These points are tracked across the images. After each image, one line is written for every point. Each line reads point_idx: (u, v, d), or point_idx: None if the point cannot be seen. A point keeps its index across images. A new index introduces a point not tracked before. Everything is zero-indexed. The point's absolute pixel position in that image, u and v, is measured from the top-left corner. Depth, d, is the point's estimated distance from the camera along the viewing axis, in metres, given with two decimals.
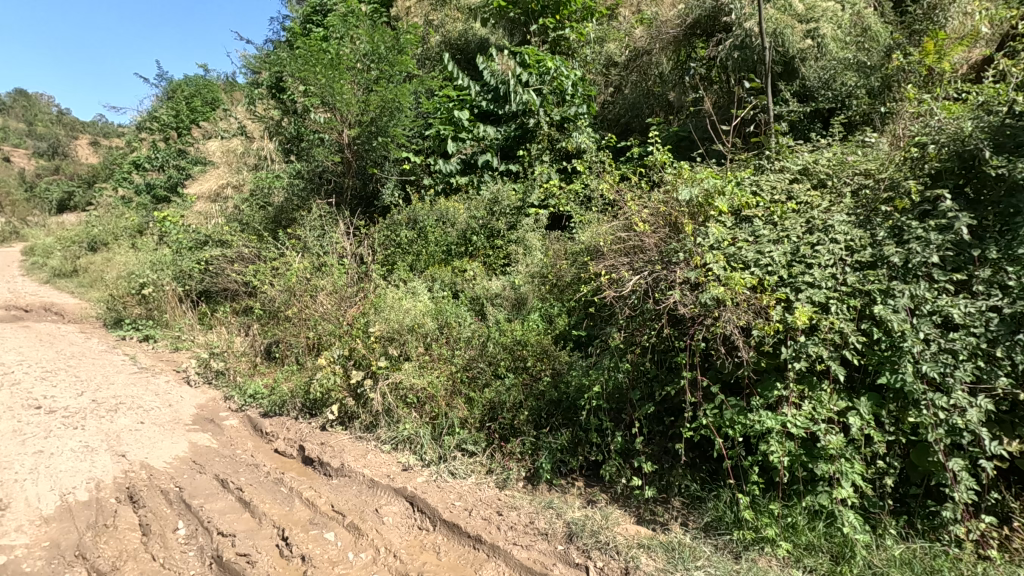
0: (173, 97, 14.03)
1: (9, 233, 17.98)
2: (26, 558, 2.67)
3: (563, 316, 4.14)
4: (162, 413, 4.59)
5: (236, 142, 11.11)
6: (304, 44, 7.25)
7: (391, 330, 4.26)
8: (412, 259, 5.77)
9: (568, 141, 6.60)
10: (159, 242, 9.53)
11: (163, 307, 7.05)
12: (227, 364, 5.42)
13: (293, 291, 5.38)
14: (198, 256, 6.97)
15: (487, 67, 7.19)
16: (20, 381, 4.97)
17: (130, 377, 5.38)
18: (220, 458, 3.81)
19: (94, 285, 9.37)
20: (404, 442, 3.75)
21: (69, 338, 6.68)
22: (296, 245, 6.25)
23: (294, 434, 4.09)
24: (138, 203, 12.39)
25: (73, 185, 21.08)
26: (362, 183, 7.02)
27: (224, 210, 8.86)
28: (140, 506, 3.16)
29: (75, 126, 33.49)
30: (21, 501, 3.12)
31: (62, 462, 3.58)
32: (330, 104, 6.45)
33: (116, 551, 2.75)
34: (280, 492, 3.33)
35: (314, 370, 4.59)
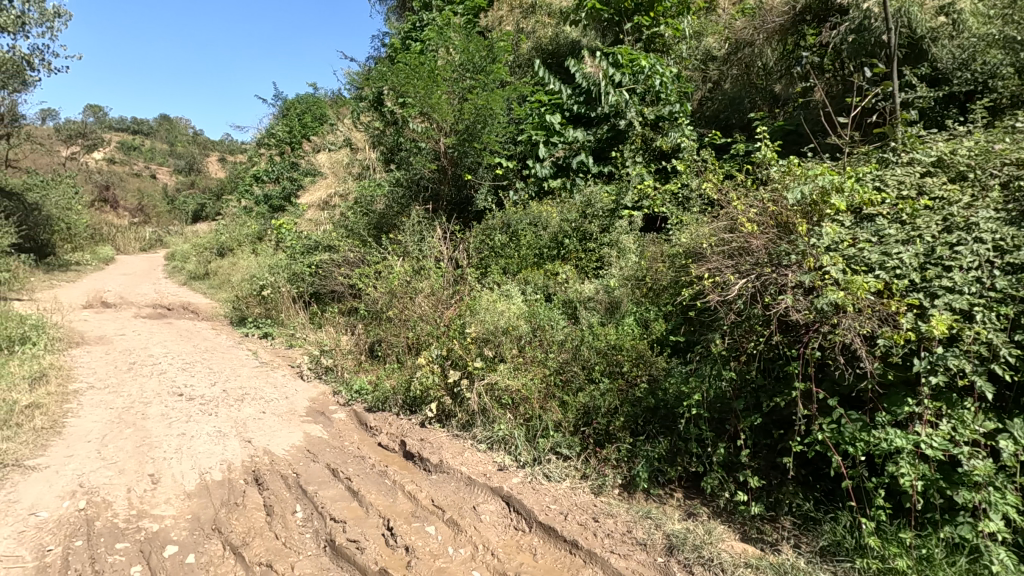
0: (288, 115, 15.37)
1: (155, 240, 20.55)
2: (173, 528, 3.02)
3: (660, 321, 4.02)
4: (281, 404, 5.01)
5: (341, 153, 11.92)
6: (403, 58, 7.61)
7: (486, 332, 4.36)
8: (505, 261, 5.84)
9: (663, 141, 6.39)
10: (276, 248, 10.45)
11: (281, 307, 7.74)
12: (336, 361, 5.83)
13: (394, 293, 5.66)
14: (309, 260, 7.54)
15: (579, 69, 7.19)
16: (165, 370, 5.66)
17: (253, 370, 5.94)
18: (330, 449, 4.09)
19: (222, 286, 10.48)
20: (499, 442, 3.82)
21: (203, 334, 7.51)
22: (396, 249, 6.59)
23: (396, 429, 4.31)
24: (259, 212, 13.66)
25: (206, 198, 23.73)
26: (457, 189, 7.25)
27: (332, 216, 9.54)
28: (264, 488, 3.47)
29: (206, 144, 37.54)
30: (169, 476, 3.55)
31: (200, 444, 4.02)
32: (428, 114, 6.68)
33: (245, 528, 3.04)
34: (384, 484, 3.51)
35: (414, 368, 4.81)
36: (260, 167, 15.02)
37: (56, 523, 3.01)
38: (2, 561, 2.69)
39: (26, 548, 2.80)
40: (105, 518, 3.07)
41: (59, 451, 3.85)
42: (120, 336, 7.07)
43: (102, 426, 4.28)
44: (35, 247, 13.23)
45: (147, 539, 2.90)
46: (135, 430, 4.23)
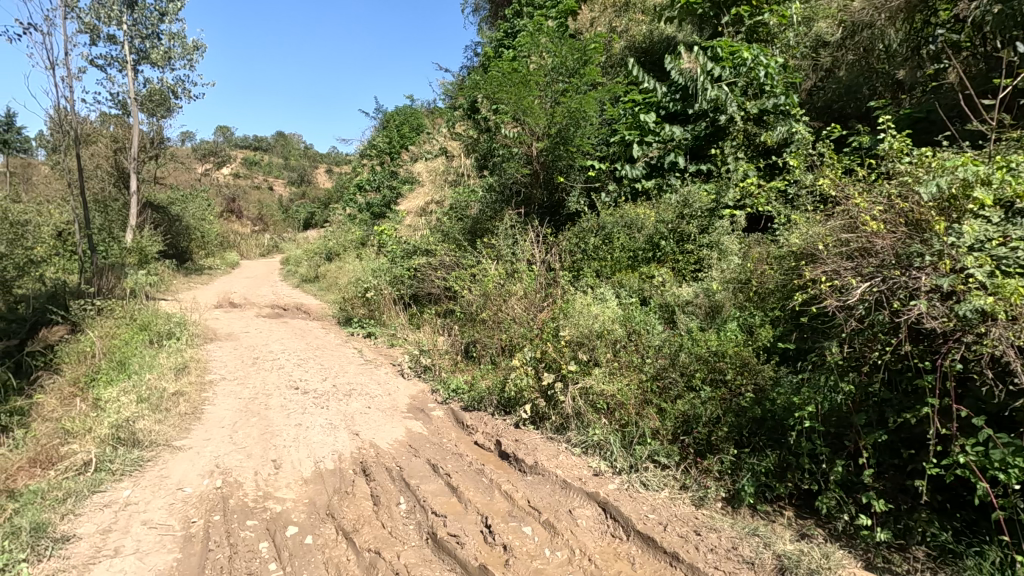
0: (389, 127, 16.31)
1: (272, 246, 22.60)
2: (293, 510, 3.29)
3: (767, 327, 3.79)
4: (384, 400, 5.30)
5: (437, 161, 12.42)
6: (496, 66, 7.76)
7: (579, 336, 4.33)
8: (598, 264, 5.78)
9: (767, 135, 6.04)
10: (378, 252, 11.10)
11: (382, 309, 8.20)
12: (434, 361, 6.09)
13: (489, 295, 5.80)
14: (408, 264, 7.91)
15: (675, 66, 6.86)
16: (284, 365, 6.20)
17: (359, 367, 6.34)
18: (430, 445, 4.26)
19: (330, 288, 11.30)
20: (594, 447, 3.79)
21: (315, 332, 8.13)
22: (490, 253, 6.75)
23: (491, 429, 4.40)
24: (361, 219, 14.53)
25: (315, 207, 25.74)
26: (549, 192, 7.28)
27: (428, 222, 9.97)
28: (371, 479, 3.69)
29: (316, 157, 40.67)
30: (289, 463, 3.87)
31: (314, 434, 4.35)
32: (521, 119, 6.73)
33: (355, 515, 3.24)
34: (482, 482, 3.60)
35: (508, 370, 4.90)
36: (363, 177, 16.04)
37: (198, 498, 3.40)
38: (158, 528, 3.08)
39: (176, 518, 3.18)
40: (237, 496, 3.42)
41: (199, 434, 4.34)
42: (245, 333, 7.83)
43: (233, 414, 4.77)
44: (177, 253, 15.02)
45: (272, 518, 3.19)
46: (259, 418, 4.67)
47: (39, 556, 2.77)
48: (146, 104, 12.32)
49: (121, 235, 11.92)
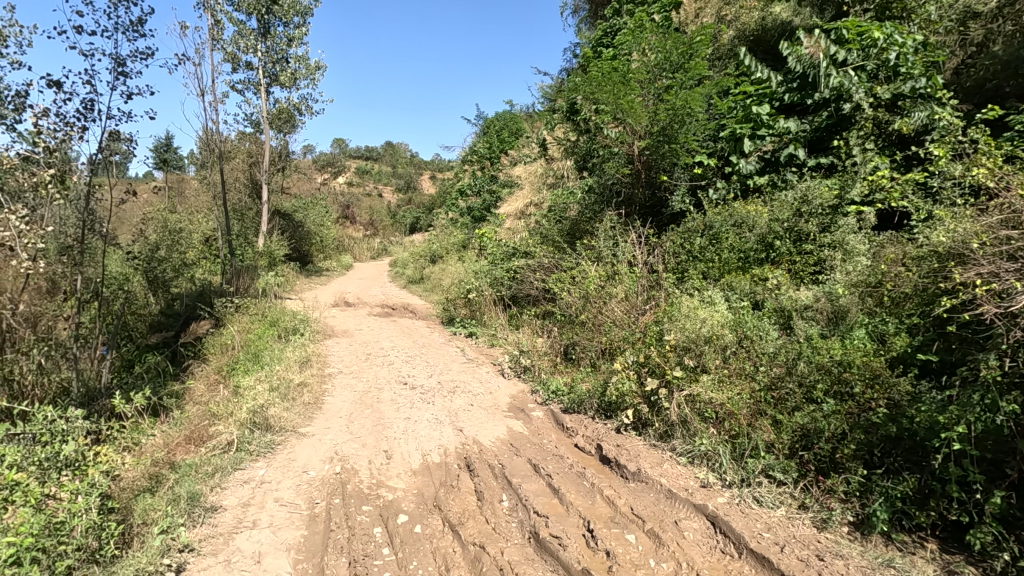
0: (490, 133, 16.78)
1: (382, 249, 24.08)
2: (404, 499, 3.48)
3: (902, 336, 3.39)
4: (486, 398, 5.43)
5: (536, 163, 12.55)
6: (596, 66, 7.68)
7: (685, 340, 4.17)
8: (704, 266, 5.50)
9: (903, 122, 5.40)
10: (479, 255, 11.44)
11: (483, 309, 8.43)
12: (533, 362, 6.16)
13: (589, 297, 5.77)
14: (508, 266, 8.04)
15: (793, 52, 6.38)
16: (393, 362, 6.58)
17: (462, 365, 6.57)
18: (531, 445, 4.31)
19: (434, 288, 11.83)
20: (701, 457, 3.62)
21: (421, 331, 8.55)
22: (590, 254, 6.69)
23: (592, 432, 4.36)
24: (463, 222, 14.98)
25: (420, 212, 27.06)
26: (651, 192, 7.06)
27: (528, 224, 10.10)
28: (475, 474, 3.80)
29: (421, 164, 42.71)
30: (399, 454, 4.10)
31: (422, 428, 4.57)
32: (622, 118, 6.59)
33: (460, 508, 3.36)
34: (583, 486, 3.58)
35: (609, 373, 4.82)
36: (465, 182, 16.62)
37: (321, 481, 3.70)
38: (287, 506, 3.39)
39: (302, 498, 3.49)
40: (354, 482, 3.67)
41: (321, 423, 4.73)
42: (359, 330, 8.42)
43: (349, 405, 5.14)
44: (300, 256, 16.48)
45: (384, 506, 3.39)
46: (372, 410, 4.99)
47: (193, 522, 3.15)
48: (276, 122, 13.64)
49: (254, 241, 13.30)
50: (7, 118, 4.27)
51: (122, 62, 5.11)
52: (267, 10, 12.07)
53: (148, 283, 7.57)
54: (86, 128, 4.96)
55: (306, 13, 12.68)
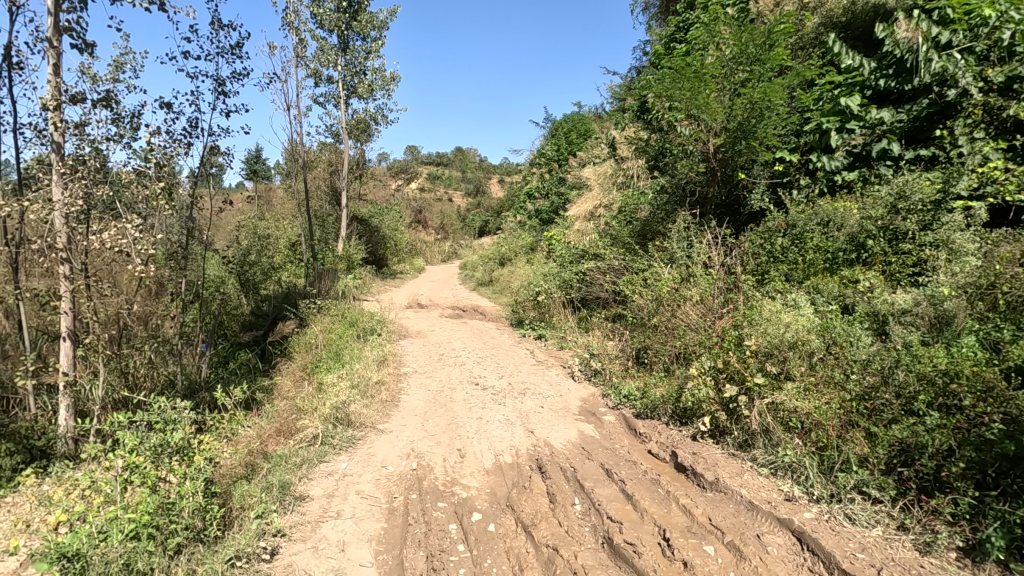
0: (558, 136, 16.79)
1: (452, 253, 24.68)
2: (477, 497, 3.54)
3: (1020, 345, 3.05)
4: (556, 401, 5.43)
5: (605, 164, 12.40)
6: (669, 62, 7.46)
7: (766, 346, 3.98)
8: (787, 268, 5.23)
9: (1019, 106, 4.83)
10: (547, 257, 11.47)
11: (552, 311, 8.44)
12: (604, 365, 6.08)
13: (662, 301, 5.65)
14: (577, 268, 8.00)
15: (888, 36, 5.93)
16: (465, 362, 6.72)
17: (532, 367, 6.61)
18: (603, 449, 4.26)
19: (503, 291, 11.97)
20: (785, 469, 3.44)
21: (490, 333, 8.68)
22: (663, 256, 6.53)
23: (666, 439, 4.24)
24: (531, 225, 15.05)
25: (489, 215, 27.50)
26: (727, 191, 6.77)
27: (597, 226, 10.00)
28: (547, 476, 3.81)
29: (489, 168, 43.36)
30: (472, 453, 4.18)
31: (493, 428, 4.64)
32: (696, 115, 6.35)
33: (533, 510, 3.37)
34: (658, 493, 3.49)
35: (684, 379, 4.68)
36: (533, 185, 16.70)
37: (398, 476, 3.84)
38: (368, 499, 3.55)
39: (382, 492, 3.64)
40: (430, 479, 3.79)
41: (397, 420, 4.92)
42: (432, 331, 8.67)
43: (423, 404, 5.31)
44: (376, 259, 17.21)
45: (459, 503, 3.47)
46: (445, 409, 5.13)
47: (284, 509, 3.37)
48: (354, 132, 14.31)
49: (334, 245, 14.03)
50: (125, 137, 4.76)
51: (223, 82, 5.57)
52: (347, 26, 12.71)
53: (241, 285, 8.16)
54: (191, 144, 5.46)
55: (382, 26, 13.22)
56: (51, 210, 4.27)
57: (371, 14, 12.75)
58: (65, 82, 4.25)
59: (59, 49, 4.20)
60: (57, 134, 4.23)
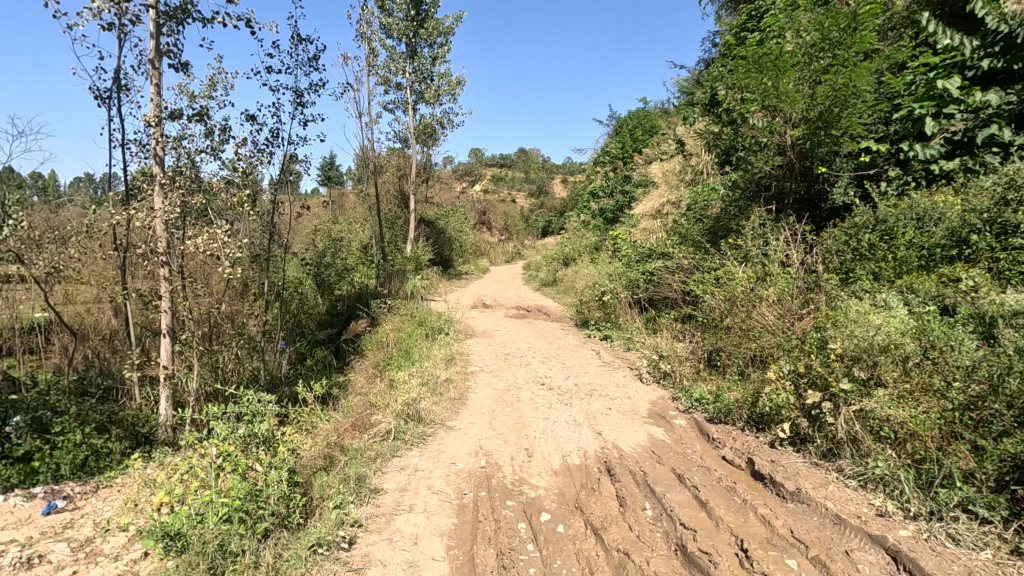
0: (623, 133, 16.48)
1: (516, 253, 24.86)
2: (545, 498, 3.54)
3: None
4: (624, 403, 5.34)
5: (672, 160, 12.05)
6: (742, 51, 7.13)
7: (854, 349, 3.71)
8: (875, 266, 4.88)
9: None
10: (612, 257, 11.31)
11: (619, 312, 8.31)
12: (674, 367, 5.92)
13: (736, 301, 5.43)
14: (645, 267, 7.83)
15: (993, 11, 5.39)
16: (531, 362, 6.75)
17: (598, 368, 6.53)
18: (674, 454, 4.14)
19: (568, 291, 11.90)
20: (876, 482, 3.21)
21: (556, 333, 8.67)
22: (736, 254, 6.28)
23: (742, 445, 4.07)
24: (595, 224, 14.86)
25: (553, 215, 27.48)
26: (806, 185, 6.39)
27: (665, 224, 9.74)
28: (616, 479, 3.75)
29: (552, 168, 43.28)
30: (540, 453, 4.19)
31: (561, 429, 4.63)
32: (772, 107, 5.98)
33: (603, 513, 3.33)
34: (734, 501, 3.35)
35: (760, 384, 4.48)
36: (597, 184, 16.49)
37: (468, 473, 3.91)
38: (439, 494, 3.63)
39: (452, 488, 3.72)
40: (498, 477, 3.83)
41: (465, 417, 5.00)
42: (497, 331, 8.77)
43: (491, 402, 5.37)
44: (442, 260, 17.61)
45: (527, 502, 3.48)
46: (512, 409, 5.17)
47: (361, 500, 3.51)
48: (421, 137, 14.70)
49: (403, 247, 14.49)
50: (216, 149, 5.13)
51: (301, 93, 5.87)
52: (414, 34, 13.08)
53: (318, 286, 8.60)
54: (272, 153, 5.80)
55: (448, 32, 13.50)
56: (153, 218, 4.65)
57: (437, 21, 13.03)
58: (165, 100, 4.63)
59: (160, 70, 4.58)
60: (158, 148, 4.61)
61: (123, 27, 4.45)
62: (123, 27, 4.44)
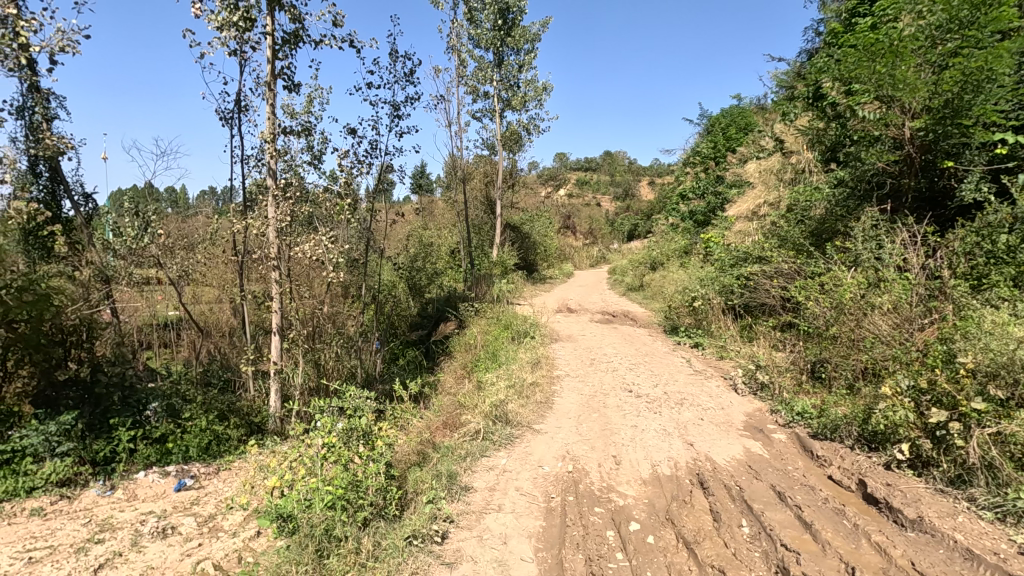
0: (716, 132, 15.81)
1: (601, 257, 24.56)
2: (635, 507, 3.47)
3: None
4: (718, 414, 5.11)
5: (770, 159, 11.39)
6: (851, 38, 6.60)
7: (989, 365, 3.33)
8: (1015, 270, 4.32)
9: None
10: (703, 261, 10.88)
11: (711, 318, 7.96)
12: (772, 378, 5.57)
13: (844, 309, 5.03)
14: (739, 272, 7.46)
15: None
16: (618, 368, 6.64)
17: (689, 377, 6.29)
18: (773, 470, 3.91)
19: (655, 296, 11.59)
20: (1017, 516, 2.84)
21: (643, 339, 8.46)
22: (844, 258, 5.81)
23: (851, 465, 3.75)
24: (684, 227, 14.33)
25: (639, 219, 26.94)
26: (928, 181, 5.77)
27: (761, 226, 9.22)
28: (709, 493, 3.60)
29: (639, 170, 42.35)
30: (628, 461, 4.11)
31: (649, 438, 4.51)
32: (887, 97, 5.53)
33: (696, 526, 3.21)
34: (842, 525, 3.11)
35: (874, 399, 4.11)
36: (686, 185, 15.93)
37: (555, 477, 3.92)
38: (527, 496, 3.67)
39: (540, 490, 3.75)
40: (586, 483, 3.81)
41: (552, 421, 5.01)
42: (583, 335, 8.72)
43: (577, 407, 5.35)
44: (527, 264, 17.79)
45: (616, 510, 3.44)
46: (599, 415, 5.11)
47: (452, 497, 3.63)
48: (507, 143, 14.95)
49: (489, 252, 14.81)
50: (318, 161, 5.53)
51: (397, 106, 6.19)
52: (502, 42, 13.34)
53: (410, 289, 9.00)
54: (370, 164, 6.14)
55: (534, 38, 13.64)
56: (267, 225, 5.07)
57: (524, 28, 13.21)
58: (278, 118, 5.07)
59: (275, 91, 5.02)
60: (272, 161, 5.02)
61: (244, 54, 4.92)
62: (245, 53, 4.91)
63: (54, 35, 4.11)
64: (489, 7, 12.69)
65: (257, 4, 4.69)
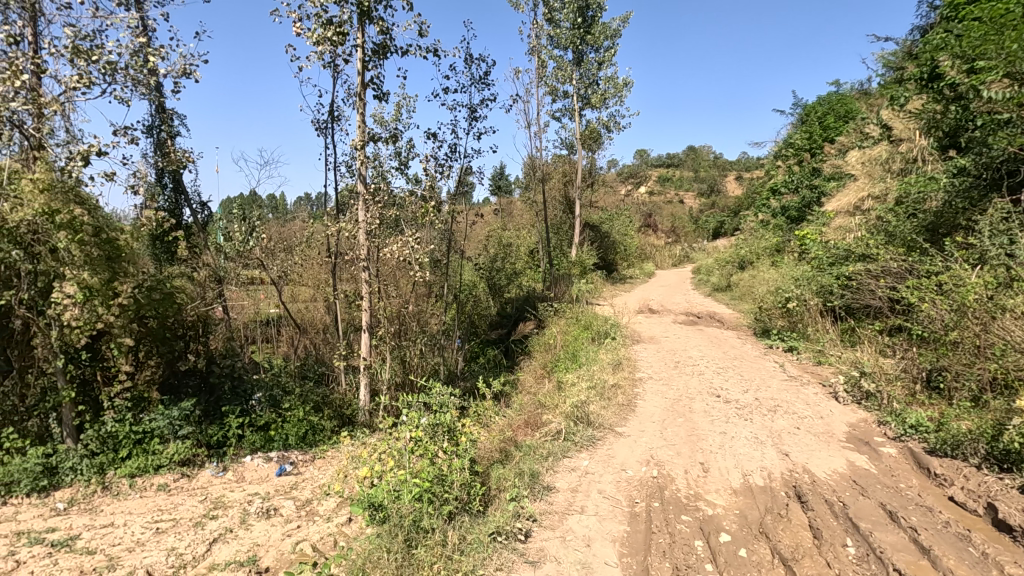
0: (811, 121, 14.76)
1: (683, 257, 23.75)
2: (724, 517, 3.31)
3: None
4: (816, 423, 4.77)
5: (874, 148, 10.48)
6: (973, 10, 5.93)
7: None
8: None
9: None
10: (798, 260, 10.21)
11: (808, 321, 7.45)
12: (879, 386, 5.11)
13: (965, 312, 4.52)
14: (840, 271, 6.92)
15: None
16: (704, 372, 6.37)
17: (783, 383, 5.92)
18: (882, 487, 3.58)
19: (744, 296, 11.01)
20: None
21: (731, 342, 8.07)
22: (965, 255, 5.23)
23: (978, 486, 3.36)
24: (776, 223, 13.51)
25: (726, 216, 25.75)
26: None
27: (865, 221, 8.50)
28: (808, 508, 3.36)
29: (725, 165, 40.48)
30: (717, 469, 3.93)
31: (740, 446, 4.29)
32: (1020, 74, 4.91)
33: (793, 542, 3.01)
34: (968, 554, 2.79)
35: (1006, 414, 3.66)
36: (778, 180, 15.01)
37: (639, 482, 3.83)
38: (609, 499, 3.61)
39: (623, 494, 3.67)
40: (672, 489, 3.68)
41: (634, 424, 4.90)
42: (665, 337, 8.45)
43: (661, 411, 5.19)
44: (607, 264, 17.52)
45: (704, 520, 3.30)
46: (685, 420, 4.92)
47: (534, 496, 3.65)
48: (587, 142, 14.82)
49: (568, 252, 14.75)
50: (404, 166, 5.75)
51: (476, 109, 6.31)
52: (581, 40, 13.24)
53: (490, 289, 9.15)
54: (451, 167, 6.31)
55: (614, 34, 13.42)
56: (358, 228, 5.35)
57: (604, 25, 13.04)
58: (367, 126, 5.33)
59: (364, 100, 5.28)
60: (362, 167, 5.29)
61: (337, 67, 5.22)
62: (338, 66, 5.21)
63: (178, 61, 4.55)
64: (568, 6, 12.64)
65: (349, 19, 4.98)
